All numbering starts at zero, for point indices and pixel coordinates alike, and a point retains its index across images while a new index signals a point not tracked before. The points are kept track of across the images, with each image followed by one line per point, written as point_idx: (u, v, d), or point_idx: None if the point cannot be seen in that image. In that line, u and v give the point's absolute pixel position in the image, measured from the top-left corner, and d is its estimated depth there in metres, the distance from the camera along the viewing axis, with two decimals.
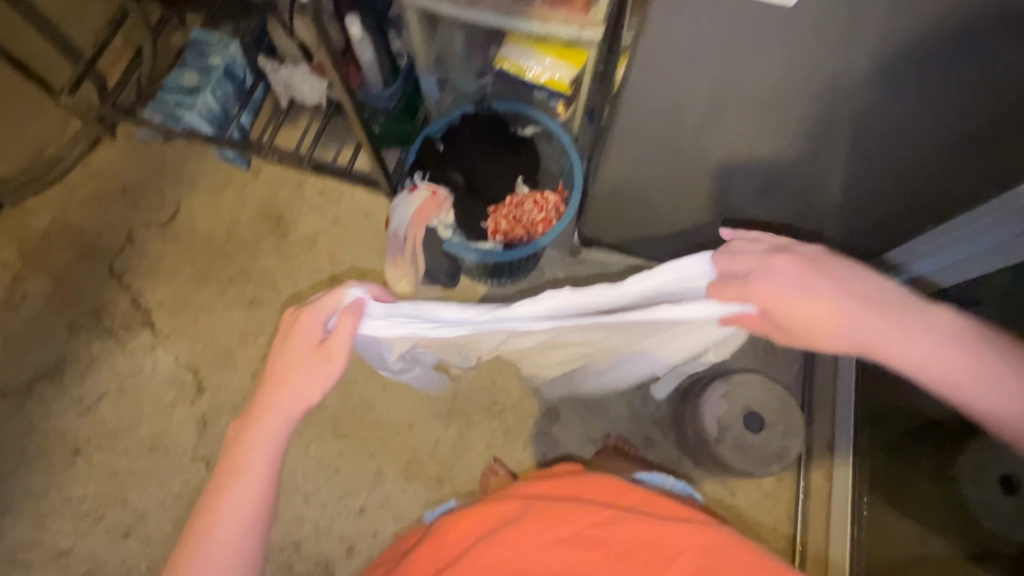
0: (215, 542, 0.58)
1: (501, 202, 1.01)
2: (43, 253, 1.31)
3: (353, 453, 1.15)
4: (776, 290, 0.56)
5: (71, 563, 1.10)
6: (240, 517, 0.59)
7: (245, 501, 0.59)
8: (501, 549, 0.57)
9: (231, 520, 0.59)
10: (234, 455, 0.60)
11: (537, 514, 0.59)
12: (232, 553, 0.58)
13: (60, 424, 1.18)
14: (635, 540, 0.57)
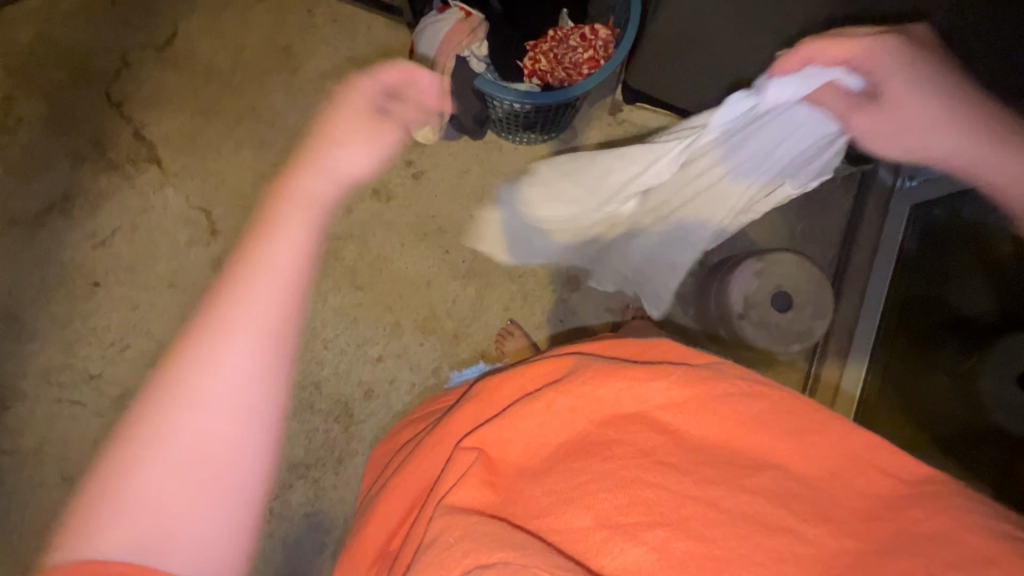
0: (240, 318, 0.47)
1: (542, 36, 0.89)
2: (33, 72, 1.19)
3: (371, 305, 1.15)
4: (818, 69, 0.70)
5: (103, 388, 1.14)
6: (273, 290, 0.49)
7: (278, 276, 0.49)
8: (550, 418, 0.50)
9: (257, 293, 0.48)
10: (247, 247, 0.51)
11: (595, 375, 0.51)
12: (262, 334, 0.47)
13: (76, 257, 1.16)
14: (714, 414, 0.49)
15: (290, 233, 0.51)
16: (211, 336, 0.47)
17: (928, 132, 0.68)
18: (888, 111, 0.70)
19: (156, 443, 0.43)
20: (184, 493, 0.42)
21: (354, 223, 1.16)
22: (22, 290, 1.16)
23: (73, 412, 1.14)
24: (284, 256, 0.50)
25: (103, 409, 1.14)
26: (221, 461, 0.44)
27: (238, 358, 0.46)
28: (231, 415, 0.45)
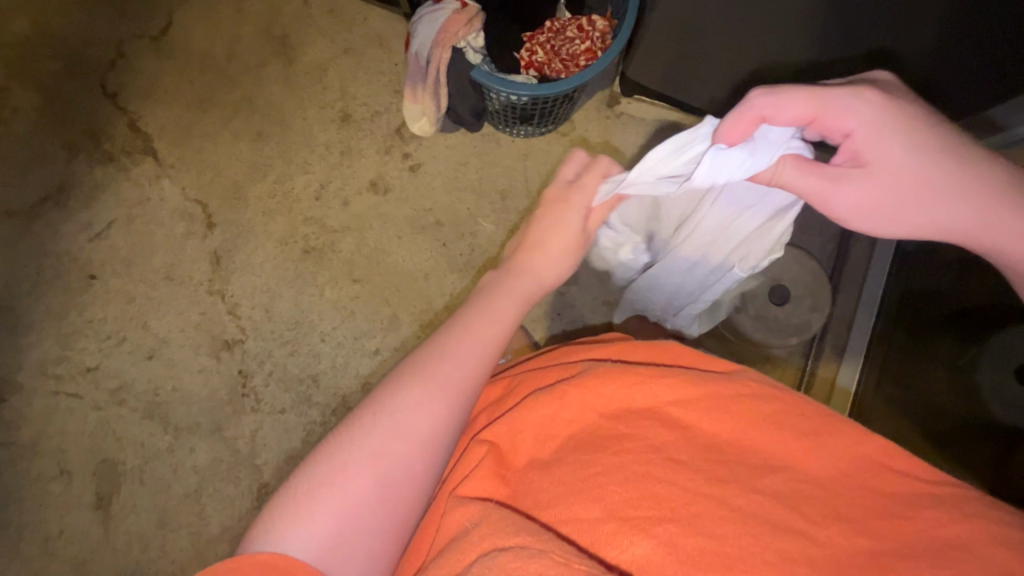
0: (436, 375, 0.50)
1: (539, 28, 0.89)
2: (28, 62, 1.19)
3: (369, 298, 1.15)
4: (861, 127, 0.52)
5: (100, 381, 1.14)
6: (467, 336, 0.53)
7: (467, 342, 0.53)
8: (562, 414, 0.49)
9: (458, 349, 0.52)
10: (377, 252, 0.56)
11: (607, 374, 0.51)
12: (441, 384, 0.49)
13: (72, 249, 1.16)
14: (725, 413, 0.48)
15: (495, 305, 0.58)
16: (406, 383, 0.49)
17: (993, 230, 0.52)
18: (939, 197, 0.52)
19: (350, 455, 0.45)
20: (365, 498, 0.44)
21: (352, 216, 1.16)
22: (18, 282, 1.15)
23: (69, 405, 1.14)
24: (472, 336, 0.54)
25: (100, 402, 1.14)
26: (405, 469, 0.46)
27: (417, 416, 0.47)
28: (404, 438, 0.46)
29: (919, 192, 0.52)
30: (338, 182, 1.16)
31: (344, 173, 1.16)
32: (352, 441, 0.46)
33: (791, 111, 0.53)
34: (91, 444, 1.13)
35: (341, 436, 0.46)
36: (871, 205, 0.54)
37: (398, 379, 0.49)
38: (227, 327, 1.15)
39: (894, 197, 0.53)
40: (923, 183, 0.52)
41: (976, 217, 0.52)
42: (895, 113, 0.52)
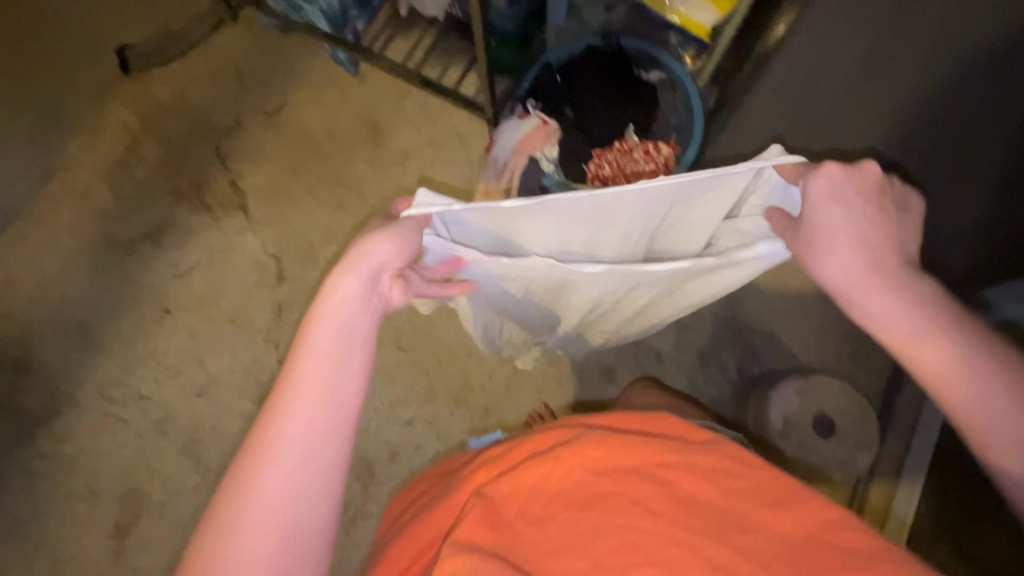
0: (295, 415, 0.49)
1: (608, 147, 0.95)
2: (159, 121, 1.37)
3: (411, 367, 1.19)
4: (835, 201, 0.52)
5: (147, 410, 1.20)
6: (321, 352, 0.50)
7: (323, 357, 0.50)
8: (549, 468, 0.51)
9: (312, 373, 0.50)
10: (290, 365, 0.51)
11: (601, 437, 0.53)
12: (315, 416, 0.49)
13: (155, 284, 1.27)
14: (705, 483, 0.51)
15: (330, 327, 0.51)
16: (272, 432, 0.48)
17: (961, 375, 0.50)
18: (914, 324, 0.51)
19: (236, 516, 0.46)
20: (273, 539, 0.47)
21: None
22: (100, 306, 1.26)
23: (115, 428, 1.19)
24: (322, 351, 0.51)
25: (142, 431, 1.19)
26: (312, 498, 0.48)
27: (276, 486, 0.47)
28: (291, 478, 0.48)
29: (900, 300, 0.51)
30: None
31: None
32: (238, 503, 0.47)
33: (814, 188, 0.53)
34: (124, 471, 1.17)
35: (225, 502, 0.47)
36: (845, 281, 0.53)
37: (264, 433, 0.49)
38: (274, 375, 1.21)
39: (878, 295, 0.51)
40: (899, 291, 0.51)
41: (945, 359, 0.50)
42: (894, 231, 0.53)
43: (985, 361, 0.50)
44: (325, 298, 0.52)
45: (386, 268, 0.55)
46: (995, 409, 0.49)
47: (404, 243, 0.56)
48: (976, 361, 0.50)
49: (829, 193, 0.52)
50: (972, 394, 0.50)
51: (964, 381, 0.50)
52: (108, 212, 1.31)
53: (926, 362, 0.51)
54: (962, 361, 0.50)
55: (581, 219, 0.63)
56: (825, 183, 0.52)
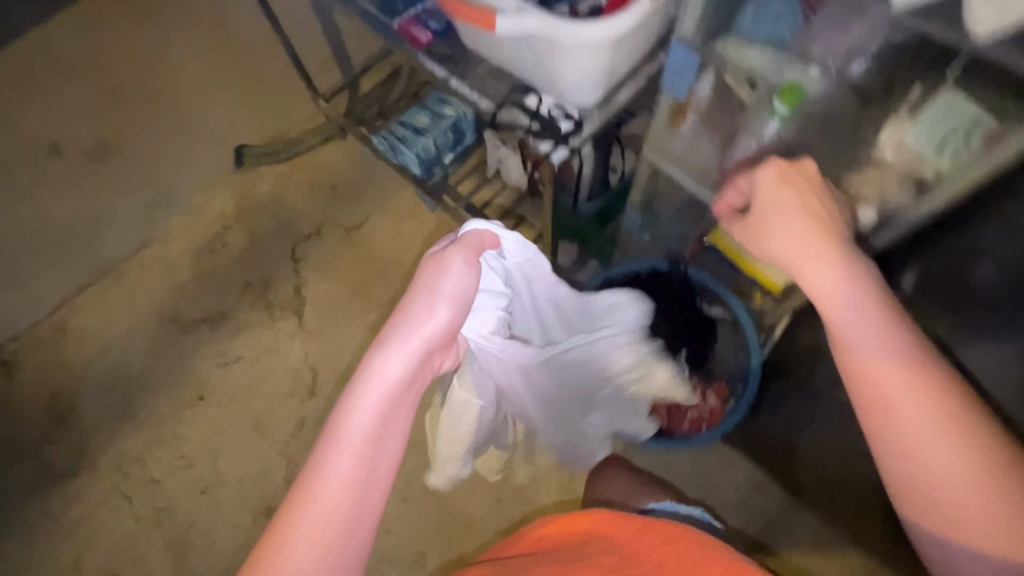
0: (332, 480, 0.50)
1: None
2: (252, 214, 1.48)
3: (408, 523, 1.15)
4: (788, 195, 0.61)
5: (153, 495, 1.22)
6: (365, 427, 0.51)
7: (360, 438, 0.51)
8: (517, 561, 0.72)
9: (353, 442, 0.51)
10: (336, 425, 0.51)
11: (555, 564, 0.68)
12: (353, 487, 0.50)
13: (201, 369, 1.32)
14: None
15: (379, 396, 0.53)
16: (307, 495, 0.49)
17: (937, 422, 0.50)
18: (899, 370, 0.52)
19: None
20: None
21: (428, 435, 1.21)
22: (147, 377, 1.32)
23: (118, 505, 1.21)
24: (364, 425, 0.51)
25: (141, 515, 1.20)
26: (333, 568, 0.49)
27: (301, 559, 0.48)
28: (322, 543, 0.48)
29: (887, 335, 0.54)
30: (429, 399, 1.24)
31: None
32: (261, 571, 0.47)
33: (786, 203, 0.61)
34: (112, 553, 1.17)
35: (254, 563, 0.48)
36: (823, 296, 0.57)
37: (296, 498, 0.49)
38: (277, 493, 1.20)
39: (860, 322, 0.55)
40: (892, 332, 0.54)
41: (921, 405, 0.51)
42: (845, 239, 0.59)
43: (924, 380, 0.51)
44: (377, 368, 0.53)
45: (436, 345, 0.59)
46: (963, 472, 0.50)
47: (460, 305, 0.60)
48: (949, 418, 0.50)
49: (791, 186, 0.62)
50: (932, 440, 0.50)
51: (911, 402, 0.51)
52: (182, 289, 1.41)
53: (899, 411, 0.52)
54: (936, 400, 0.51)
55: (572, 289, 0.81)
56: (775, 173, 0.62)
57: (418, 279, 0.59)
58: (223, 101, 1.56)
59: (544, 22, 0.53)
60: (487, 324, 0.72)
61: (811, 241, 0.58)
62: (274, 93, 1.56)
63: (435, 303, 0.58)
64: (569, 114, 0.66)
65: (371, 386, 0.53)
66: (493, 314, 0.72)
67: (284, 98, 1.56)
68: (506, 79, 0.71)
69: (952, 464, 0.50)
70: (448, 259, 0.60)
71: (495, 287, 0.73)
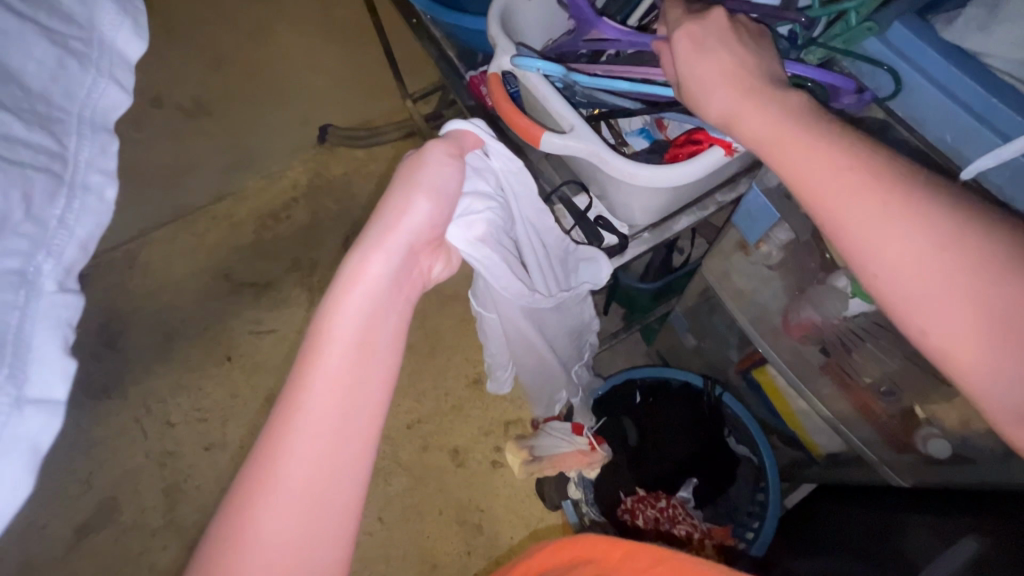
0: (316, 397, 0.43)
1: (653, 495, 0.84)
2: (319, 193, 1.52)
3: (377, 544, 1.15)
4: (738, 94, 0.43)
5: (165, 437, 1.30)
6: (348, 335, 0.45)
7: (343, 346, 0.45)
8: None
9: (339, 348, 0.45)
10: (306, 356, 0.45)
11: None
12: (337, 396, 0.44)
13: (236, 331, 1.39)
14: None
15: (359, 303, 0.47)
16: (291, 417, 0.42)
17: (913, 250, 0.37)
18: (848, 179, 0.39)
19: (247, 534, 0.39)
20: (298, 542, 0.41)
21: (419, 461, 1.20)
22: (187, 326, 1.40)
23: (133, 437, 1.30)
24: (350, 332, 0.46)
25: (150, 453, 1.28)
26: (335, 482, 0.42)
27: (299, 467, 0.41)
28: (314, 463, 0.42)
29: (831, 158, 0.40)
30: (431, 427, 1.23)
31: (440, 425, 1.23)
32: (242, 528, 0.40)
33: (713, 51, 0.45)
34: (117, 480, 1.26)
35: (229, 521, 0.40)
36: (787, 142, 0.41)
37: (277, 433, 0.42)
38: None
39: (809, 154, 0.40)
40: (832, 156, 0.40)
41: (887, 221, 0.38)
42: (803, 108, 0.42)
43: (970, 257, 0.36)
44: (358, 274, 0.47)
45: (420, 243, 0.50)
46: (979, 284, 0.36)
47: (446, 200, 0.50)
48: (900, 212, 0.38)
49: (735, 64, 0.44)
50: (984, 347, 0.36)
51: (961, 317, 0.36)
52: (238, 251, 1.47)
53: (865, 232, 0.39)
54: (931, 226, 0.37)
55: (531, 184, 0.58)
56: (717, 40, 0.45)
57: (398, 172, 0.50)
58: (320, 76, 1.58)
59: (590, 151, 0.49)
60: (473, 229, 0.54)
61: (739, 69, 0.43)
62: (370, 79, 1.57)
63: (416, 193, 0.49)
64: (614, 228, 0.62)
65: (354, 292, 0.47)
66: (481, 217, 0.54)
67: (378, 86, 1.57)
68: (564, 168, 0.66)
69: (949, 274, 0.36)
70: (426, 152, 0.51)
71: (482, 191, 0.55)
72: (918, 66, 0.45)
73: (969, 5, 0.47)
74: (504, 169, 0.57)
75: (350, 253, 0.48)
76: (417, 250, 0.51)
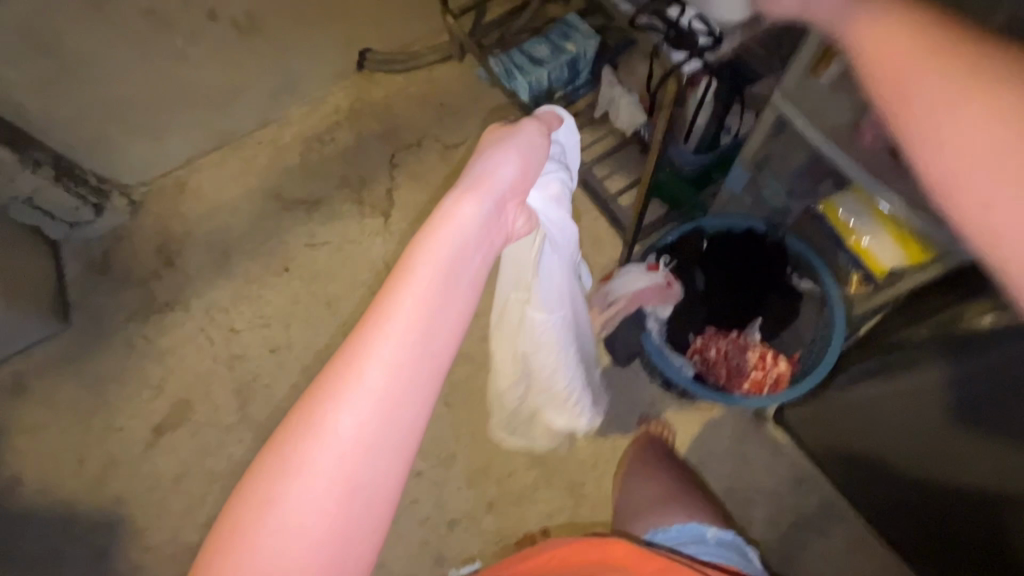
0: (403, 309, 0.47)
1: (725, 331, 0.92)
2: (362, 115, 1.56)
3: (446, 425, 1.21)
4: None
5: (231, 343, 1.35)
6: (438, 263, 0.49)
7: (429, 268, 0.49)
8: None
9: (431, 273, 0.49)
10: (392, 279, 0.48)
11: None
12: (420, 315, 0.47)
13: (291, 244, 1.43)
14: None
15: (447, 233, 0.51)
16: (375, 334, 0.46)
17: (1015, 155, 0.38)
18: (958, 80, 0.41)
19: (320, 429, 0.43)
20: (372, 442, 0.44)
21: (481, 350, 1.26)
22: (243, 242, 1.45)
23: (201, 345, 1.35)
24: (437, 263, 0.49)
25: (218, 358, 1.34)
26: (404, 398, 0.45)
27: (377, 375, 0.45)
28: (389, 373, 0.45)
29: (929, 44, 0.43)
30: (489, 319, 1.28)
31: None
32: (319, 424, 0.44)
33: None
34: (190, 383, 1.32)
35: (308, 414, 0.44)
36: (894, 62, 0.44)
37: (358, 345, 0.46)
38: None
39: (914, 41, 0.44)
40: (950, 62, 0.41)
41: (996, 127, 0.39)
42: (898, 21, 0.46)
43: None
44: (452, 211, 0.53)
45: (510, 195, 0.58)
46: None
47: (529, 161, 0.61)
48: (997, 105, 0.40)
49: None
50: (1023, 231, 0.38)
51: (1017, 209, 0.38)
52: (287, 171, 1.51)
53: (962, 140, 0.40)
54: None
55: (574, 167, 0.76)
56: None
57: (487, 138, 0.61)
58: None
59: None
60: (549, 187, 0.66)
61: (859, 1, 0.47)
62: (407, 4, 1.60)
63: (507, 151, 0.59)
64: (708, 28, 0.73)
65: (446, 224, 0.52)
66: (553, 179, 0.66)
67: (414, 10, 1.60)
68: None
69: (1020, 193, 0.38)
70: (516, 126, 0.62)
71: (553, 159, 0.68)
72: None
73: None
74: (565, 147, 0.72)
75: (450, 193, 0.55)
76: (501, 199, 0.57)
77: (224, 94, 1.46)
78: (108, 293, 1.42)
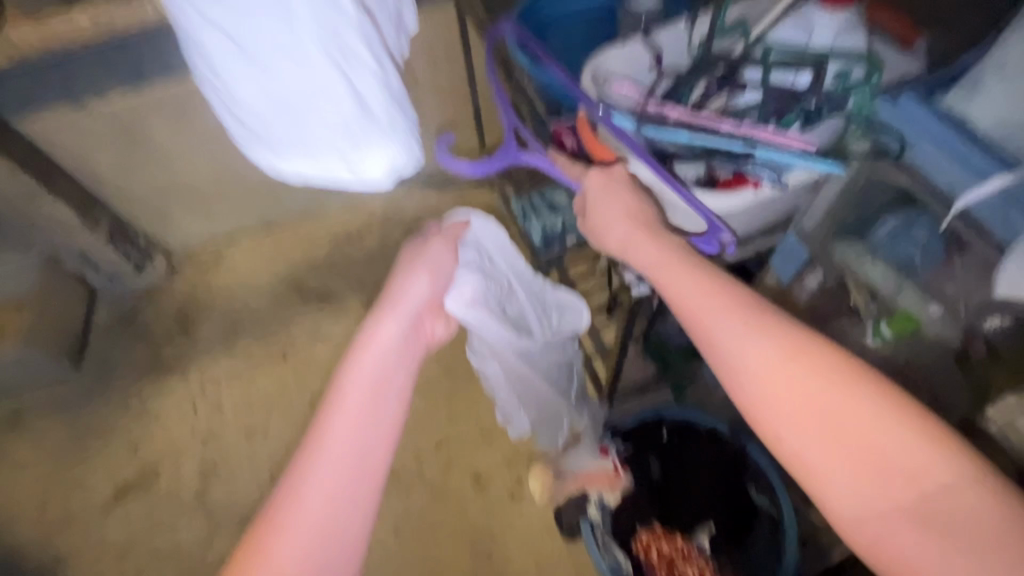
0: (334, 434, 0.52)
1: (670, 533, 0.87)
2: (391, 224, 1.68)
3: (390, 554, 1.18)
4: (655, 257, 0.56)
5: (212, 419, 1.39)
6: (362, 382, 0.55)
7: (360, 391, 0.54)
8: None
9: (357, 390, 0.54)
10: (324, 405, 0.54)
11: None
12: (351, 436, 0.52)
13: (296, 333, 1.51)
14: None
15: (372, 356, 0.56)
16: (311, 461, 0.51)
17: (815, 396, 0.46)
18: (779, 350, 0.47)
19: (267, 560, 0.48)
20: (315, 564, 0.49)
21: (441, 481, 1.24)
22: (254, 323, 1.53)
23: (185, 414, 1.41)
24: (365, 383, 0.55)
25: (196, 432, 1.38)
26: (340, 520, 0.50)
27: (316, 501, 0.50)
28: (327, 499, 0.50)
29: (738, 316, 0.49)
30: (457, 449, 1.27)
31: (467, 448, 1.27)
32: (266, 555, 0.49)
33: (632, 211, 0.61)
34: (164, 451, 1.36)
35: (255, 547, 0.49)
36: (710, 328, 0.50)
37: (297, 474, 0.51)
38: None
39: (725, 314, 0.50)
40: (742, 307, 0.49)
41: (791, 371, 0.46)
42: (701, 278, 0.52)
43: (877, 433, 0.44)
44: (371, 333, 0.58)
45: (425, 307, 0.64)
46: (877, 441, 0.44)
47: (440, 275, 0.66)
48: (808, 372, 0.46)
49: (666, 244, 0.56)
50: (870, 489, 0.43)
51: (857, 471, 0.44)
52: (311, 263, 1.63)
53: (771, 386, 0.47)
54: (819, 369, 0.46)
55: (503, 246, 0.80)
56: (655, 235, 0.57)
57: (404, 258, 0.66)
58: None
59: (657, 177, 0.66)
60: (463, 295, 0.70)
61: (671, 270, 0.54)
62: None
63: (420, 269, 0.64)
64: None
65: (369, 348, 0.57)
66: (468, 284, 0.71)
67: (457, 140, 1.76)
68: None
69: (858, 455, 0.44)
70: (434, 243, 0.68)
71: (470, 262, 0.73)
72: (925, 128, 0.55)
73: (952, 89, 0.58)
74: (486, 238, 0.77)
75: (369, 317, 0.60)
76: (423, 314, 0.63)
77: (272, 190, 1.60)
78: (122, 348, 1.52)
